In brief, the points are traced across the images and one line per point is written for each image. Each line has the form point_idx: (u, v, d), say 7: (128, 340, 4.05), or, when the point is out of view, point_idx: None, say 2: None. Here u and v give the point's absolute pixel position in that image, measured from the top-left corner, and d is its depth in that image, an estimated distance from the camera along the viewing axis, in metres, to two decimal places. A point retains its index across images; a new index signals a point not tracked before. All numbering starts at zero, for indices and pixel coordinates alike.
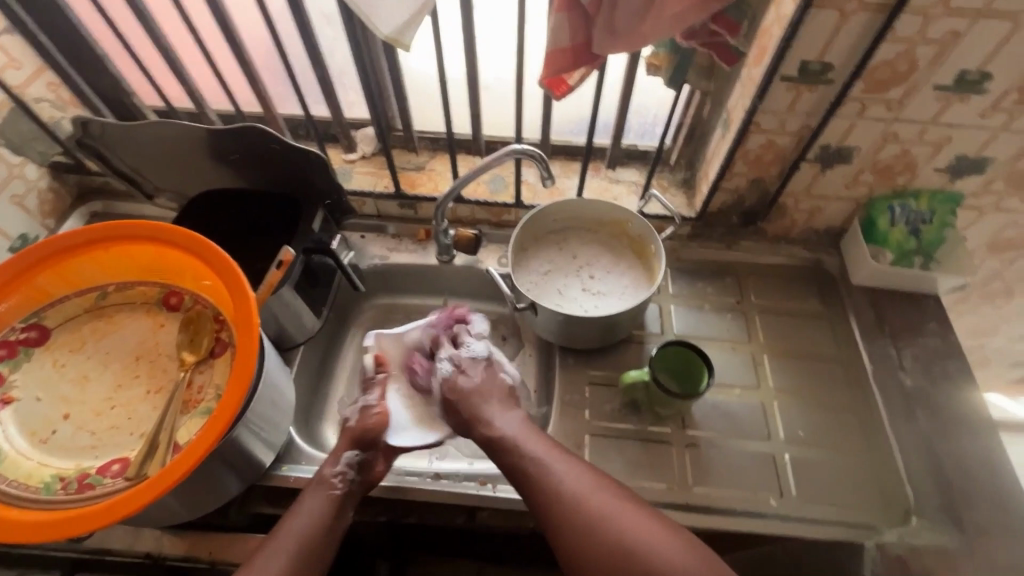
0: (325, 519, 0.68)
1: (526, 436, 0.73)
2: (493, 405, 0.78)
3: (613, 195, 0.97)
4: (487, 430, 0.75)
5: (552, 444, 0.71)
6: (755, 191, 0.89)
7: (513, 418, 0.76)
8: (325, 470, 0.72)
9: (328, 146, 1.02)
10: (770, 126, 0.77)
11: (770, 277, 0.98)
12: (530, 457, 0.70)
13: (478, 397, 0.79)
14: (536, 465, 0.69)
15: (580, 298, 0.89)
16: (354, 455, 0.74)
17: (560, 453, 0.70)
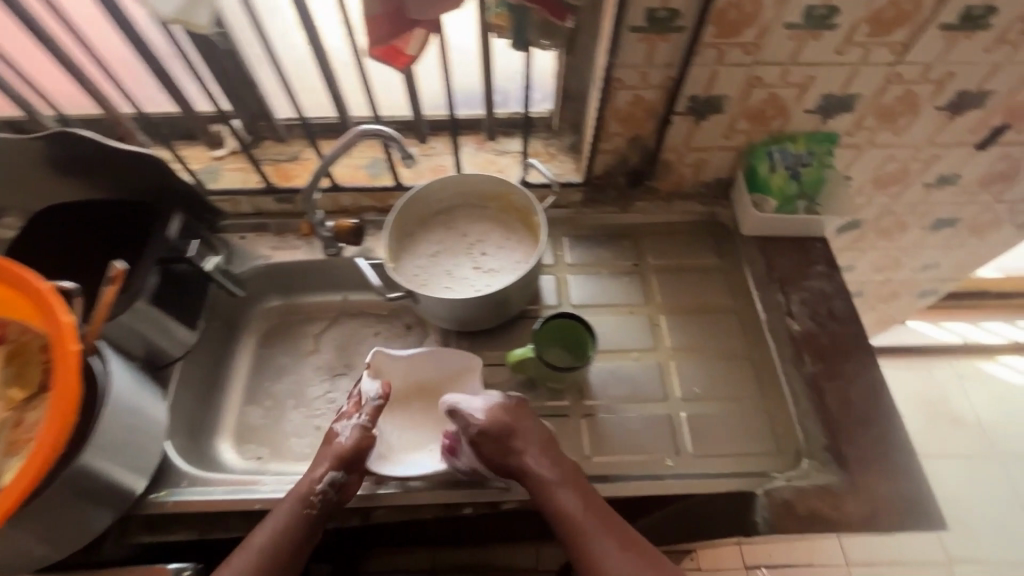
0: (297, 536, 0.66)
1: (569, 490, 0.67)
2: (541, 449, 0.70)
3: (499, 167, 0.94)
4: (531, 477, 0.68)
5: (593, 498, 0.67)
6: (636, 150, 0.87)
7: (560, 463, 0.69)
8: (305, 484, 0.68)
9: (190, 144, 0.94)
10: (632, 80, 0.74)
11: (666, 236, 0.96)
12: (574, 518, 0.65)
13: (529, 439, 0.70)
14: (573, 524, 0.65)
15: (471, 278, 0.84)
16: (338, 475, 0.69)
17: (596, 511, 0.66)
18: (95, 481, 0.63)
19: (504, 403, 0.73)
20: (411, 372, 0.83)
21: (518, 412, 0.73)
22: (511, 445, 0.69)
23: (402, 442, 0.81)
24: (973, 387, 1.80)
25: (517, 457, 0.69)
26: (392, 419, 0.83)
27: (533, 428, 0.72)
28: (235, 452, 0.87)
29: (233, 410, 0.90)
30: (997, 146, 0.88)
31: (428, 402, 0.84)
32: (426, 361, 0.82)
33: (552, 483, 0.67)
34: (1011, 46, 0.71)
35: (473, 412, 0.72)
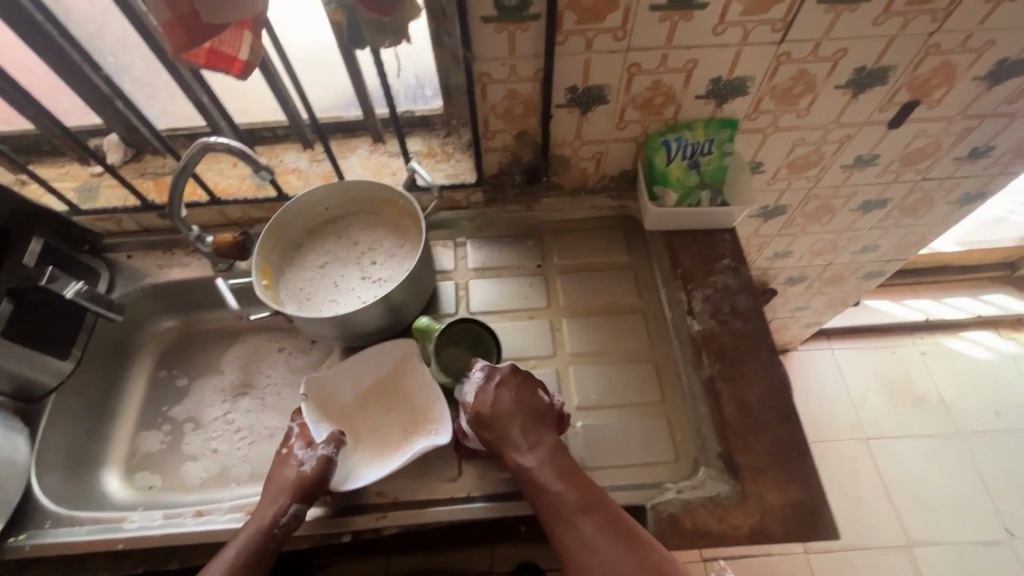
0: (259, 570, 0.65)
1: (549, 471, 0.65)
2: (522, 428, 0.68)
3: (392, 170, 0.89)
4: (518, 472, 0.66)
5: (578, 490, 0.63)
6: (527, 146, 0.82)
7: (541, 442, 0.67)
8: (269, 516, 0.66)
9: (68, 161, 0.90)
10: (501, 74, 0.70)
11: (575, 233, 0.92)
12: (555, 512, 0.63)
13: (510, 422, 0.68)
14: (552, 510, 0.63)
15: (358, 288, 0.81)
16: (302, 506, 0.67)
17: (576, 487, 0.64)
18: None
19: (489, 380, 0.70)
20: (355, 378, 0.79)
21: (503, 390, 0.69)
22: (493, 431, 0.68)
23: (374, 452, 0.75)
24: (938, 365, 1.76)
25: (501, 442, 0.67)
26: (356, 436, 0.77)
27: (515, 405, 0.69)
28: (124, 484, 0.83)
29: (122, 439, 0.86)
30: (909, 124, 0.83)
31: (388, 404, 0.79)
32: (366, 362, 0.79)
33: (529, 467, 0.65)
34: (900, 18, 0.66)
35: (473, 393, 0.70)
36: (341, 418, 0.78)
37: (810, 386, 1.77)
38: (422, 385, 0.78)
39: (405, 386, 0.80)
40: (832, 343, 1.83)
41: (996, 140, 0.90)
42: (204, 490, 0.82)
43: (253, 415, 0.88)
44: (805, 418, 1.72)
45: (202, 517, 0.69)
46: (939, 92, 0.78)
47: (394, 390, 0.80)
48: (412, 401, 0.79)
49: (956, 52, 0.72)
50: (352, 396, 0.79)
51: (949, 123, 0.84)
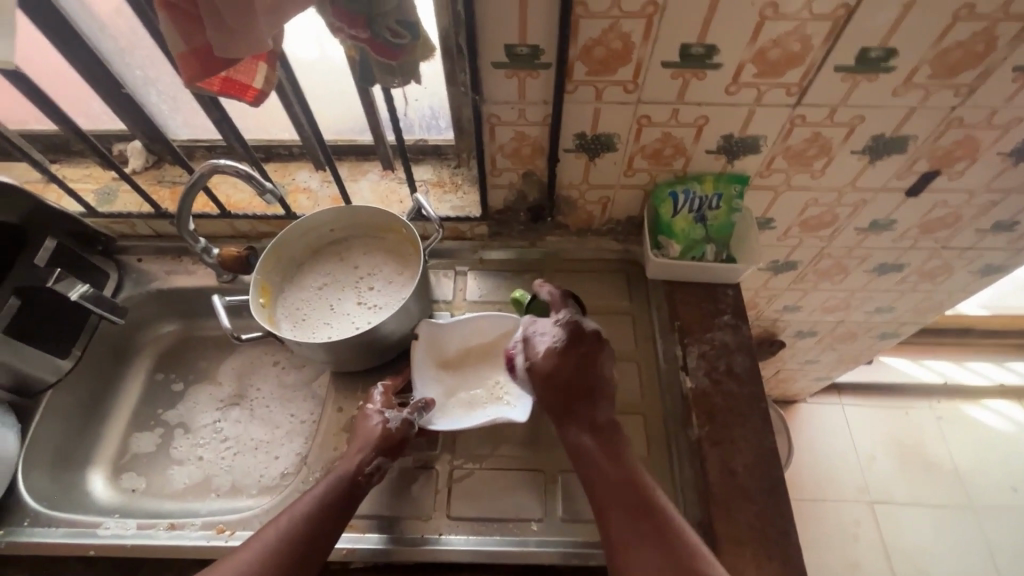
0: (335, 519, 0.65)
1: (605, 449, 0.67)
2: (589, 402, 0.69)
3: (399, 197, 0.90)
4: (572, 442, 0.69)
5: (633, 469, 0.66)
6: (534, 186, 0.82)
7: (605, 423, 0.69)
8: (356, 463, 0.68)
9: (92, 163, 0.93)
10: (510, 117, 0.70)
11: (577, 274, 0.91)
12: (606, 484, 0.65)
13: (569, 378, 0.70)
14: (602, 481, 0.65)
15: (352, 313, 0.82)
16: (385, 461, 0.69)
17: (625, 472, 0.65)
18: None
19: (574, 341, 0.70)
20: (466, 337, 0.82)
21: (585, 357, 0.70)
22: (561, 396, 0.70)
23: (456, 403, 0.78)
24: (953, 432, 1.69)
25: (564, 411, 0.70)
26: (445, 385, 0.79)
27: (590, 375, 0.70)
28: (108, 482, 0.84)
29: (113, 437, 0.88)
30: (928, 193, 0.81)
31: (485, 372, 0.81)
32: (476, 324, 0.81)
33: (588, 445, 0.67)
34: (922, 90, 0.65)
35: (545, 338, 0.72)
36: (439, 365, 0.81)
37: (816, 442, 1.72)
38: None
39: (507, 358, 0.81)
40: (843, 399, 1.77)
41: (1021, 216, 0.87)
42: (185, 498, 0.83)
43: (241, 426, 0.89)
44: (807, 475, 1.66)
45: (175, 531, 0.70)
46: (961, 164, 0.76)
47: (490, 356, 0.82)
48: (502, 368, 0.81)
49: (980, 128, 0.70)
50: (455, 349, 0.82)
51: (971, 195, 0.82)
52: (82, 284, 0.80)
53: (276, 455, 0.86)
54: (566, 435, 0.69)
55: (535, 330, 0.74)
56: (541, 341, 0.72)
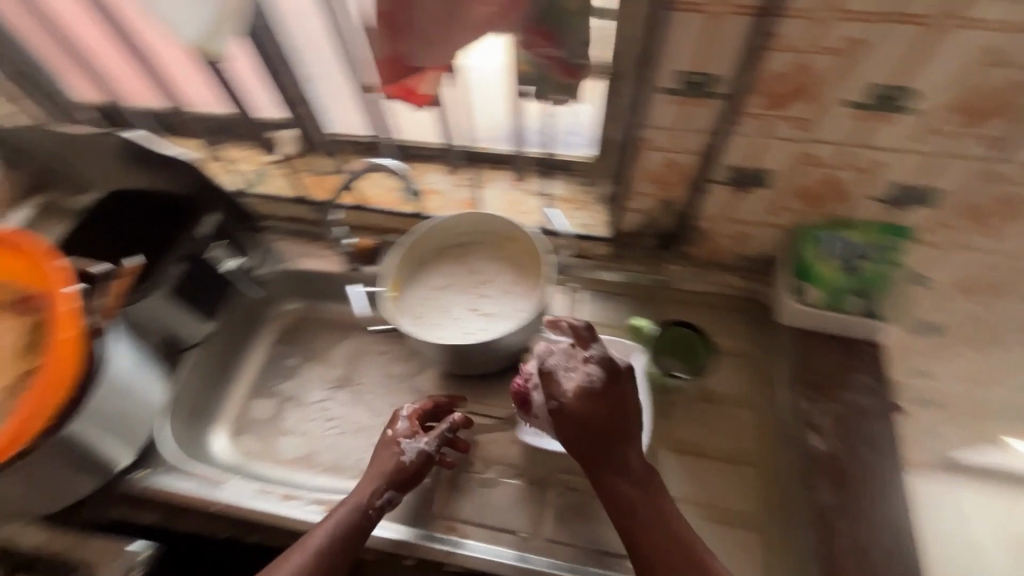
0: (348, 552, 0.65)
1: (645, 499, 0.64)
2: (627, 447, 0.64)
3: (525, 208, 0.91)
4: (607, 490, 0.64)
5: (676, 525, 0.62)
6: (668, 213, 0.79)
7: (639, 467, 0.65)
8: (365, 497, 0.68)
9: (247, 146, 1.00)
10: (664, 143, 0.68)
11: (696, 307, 0.87)
12: (648, 538, 0.62)
13: (600, 422, 0.63)
14: (644, 536, 0.62)
15: (463, 318, 0.82)
16: (395, 494, 0.70)
17: (667, 528, 0.62)
18: (80, 449, 0.68)
19: (609, 381, 0.63)
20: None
21: (620, 399, 0.64)
22: (596, 443, 0.63)
23: None
24: None
25: (601, 457, 0.64)
26: None
27: (622, 419, 0.64)
28: (228, 442, 0.91)
29: (236, 400, 0.95)
30: None
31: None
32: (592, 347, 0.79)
33: (627, 493, 0.63)
34: None
35: (571, 377, 0.64)
36: None
37: None
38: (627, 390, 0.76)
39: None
40: None
41: None
42: (294, 468, 0.88)
43: (347, 408, 0.93)
44: None
45: (290, 502, 0.74)
46: None
47: None
48: None
49: None
50: None
51: None
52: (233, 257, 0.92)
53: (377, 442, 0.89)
54: (602, 484, 0.65)
55: (558, 364, 0.65)
56: (570, 379, 0.63)
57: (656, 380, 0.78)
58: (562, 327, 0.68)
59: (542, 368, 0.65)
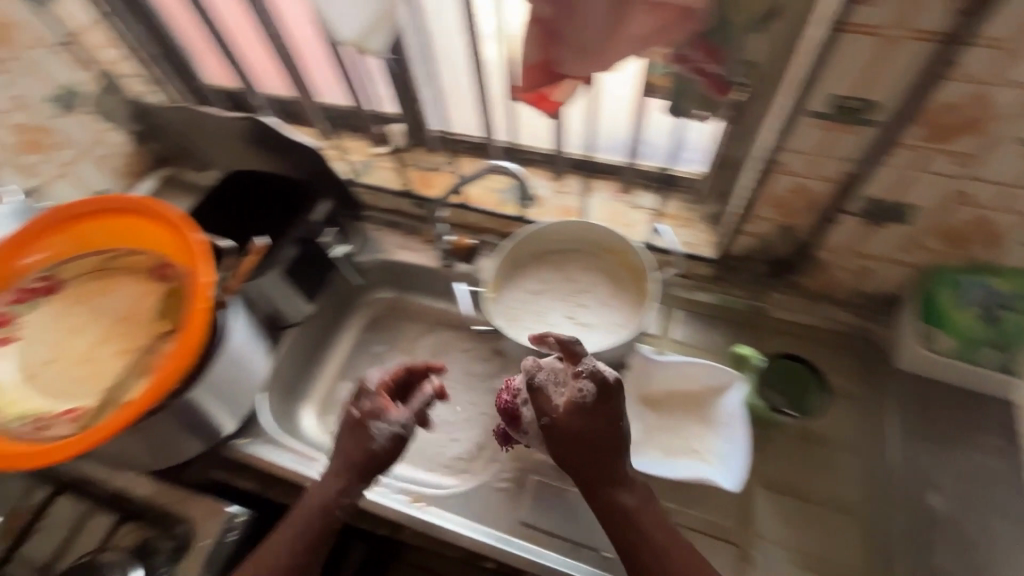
0: (317, 547, 0.63)
1: (646, 510, 0.61)
2: (621, 460, 0.61)
3: (628, 221, 0.89)
4: (601, 506, 0.61)
5: (672, 535, 0.61)
6: (785, 239, 0.76)
7: (630, 475, 0.63)
8: (330, 493, 0.65)
9: (357, 137, 1.04)
10: (799, 167, 0.65)
11: (798, 339, 0.83)
12: (645, 551, 0.59)
13: (586, 440, 0.60)
14: (642, 550, 0.59)
15: (560, 325, 0.82)
16: (360, 481, 0.65)
17: (663, 535, 0.60)
18: (195, 413, 0.73)
19: (599, 397, 0.60)
20: (672, 380, 0.78)
21: (612, 415, 0.60)
22: (590, 460, 0.60)
23: (653, 442, 0.76)
24: None
25: (595, 474, 0.61)
26: (648, 420, 0.78)
27: (615, 435, 0.61)
28: (315, 420, 0.94)
29: (323, 381, 0.98)
30: None
31: (686, 421, 0.77)
32: (690, 369, 0.77)
33: (625, 503, 0.61)
34: None
35: (555, 395, 0.62)
36: (644, 400, 0.79)
37: None
38: (724, 419, 0.74)
39: (713, 414, 0.75)
40: None
41: None
42: None
43: None
44: None
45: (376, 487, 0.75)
46: None
47: (700, 408, 0.77)
48: (708, 425, 0.75)
49: None
50: (663, 390, 0.79)
51: None
52: (340, 244, 0.96)
53: (455, 437, 0.90)
54: (597, 501, 0.62)
55: (546, 380, 0.63)
56: (558, 396, 0.62)
57: (761, 413, 0.75)
58: (550, 343, 0.69)
59: (529, 383, 0.63)
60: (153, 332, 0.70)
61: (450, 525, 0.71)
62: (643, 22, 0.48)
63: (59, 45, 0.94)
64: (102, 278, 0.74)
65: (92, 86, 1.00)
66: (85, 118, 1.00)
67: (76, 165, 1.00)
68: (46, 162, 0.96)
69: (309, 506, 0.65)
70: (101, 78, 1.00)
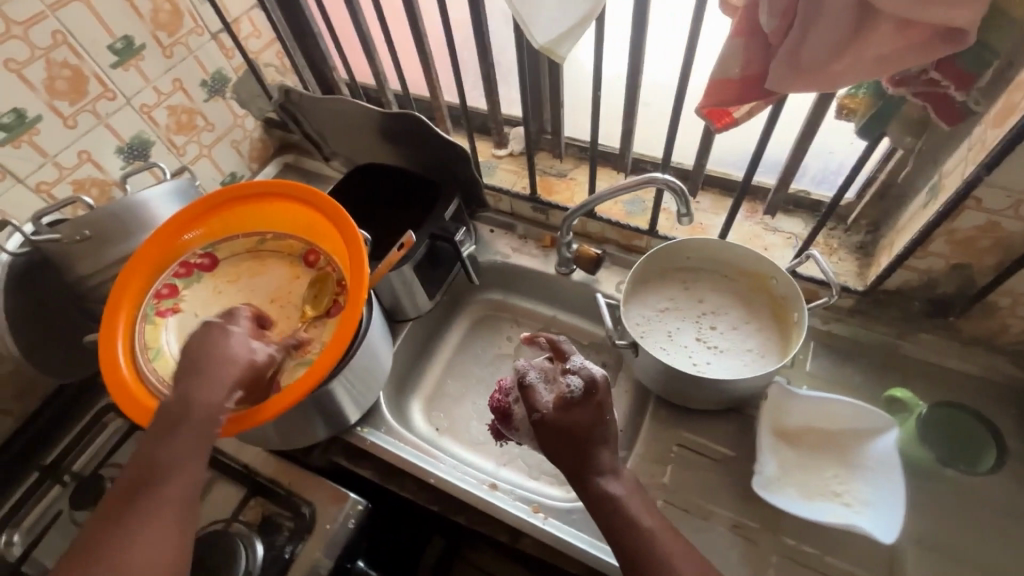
0: (195, 464, 0.55)
1: (635, 501, 0.57)
2: (605, 452, 0.58)
3: (764, 244, 0.85)
4: (590, 499, 0.57)
5: (664, 525, 0.56)
6: (954, 278, 0.71)
7: (619, 465, 0.60)
8: (212, 402, 0.56)
9: (480, 138, 1.05)
10: (995, 205, 0.60)
11: (950, 387, 0.76)
12: (638, 542, 0.54)
13: (575, 436, 0.58)
14: (632, 540, 0.54)
15: (689, 346, 0.80)
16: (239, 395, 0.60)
17: (660, 524, 0.56)
18: (331, 400, 0.75)
19: (586, 393, 0.59)
20: (809, 416, 0.74)
21: (602, 410, 0.59)
22: (569, 452, 0.58)
23: (792, 480, 0.71)
24: None
25: (576, 464, 0.58)
26: (785, 456, 0.73)
27: (604, 430, 0.59)
28: (421, 414, 0.95)
29: (432, 376, 0.99)
30: None
31: (822, 461, 0.72)
32: (836, 406, 0.72)
33: (615, 493, 0.57)
34: None
35: (544, 398, 0.62)
36: (782, 434, 0.75)
37: None
38: (872, 465, 0.69)
39: (857, 457, 0.71)
40: None
41: None
42: (481, 454, 0.90)
43: None
44: None
45: (495, 492, 0.75)
46: None
47: (841, 449, 0.73)
48: (851, 469, 0.71)
49: None
50: (799, 423, 0.75)
51: None
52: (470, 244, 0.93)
53: None
54: (581, 492, 0.58)
55: (534, 378, 0.65)
56: (543, 394, 0.63)
57: (926, 464, 0.71)
58: (540, 343, 0.71)
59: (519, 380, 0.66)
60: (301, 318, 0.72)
61: (573, 540, 0.70)
62: (885, 42, 0.45)
63: (216, 33, 0.97)
64: (253, 260, 0.78)
65: (235, 74, 1.03)
66: (226, 103, 1.04)
67: (215, 147, 1.05)
68: (191, 144, 1.01)
69: (177, 404, 0.56)
70: (243, 66, 1.04)
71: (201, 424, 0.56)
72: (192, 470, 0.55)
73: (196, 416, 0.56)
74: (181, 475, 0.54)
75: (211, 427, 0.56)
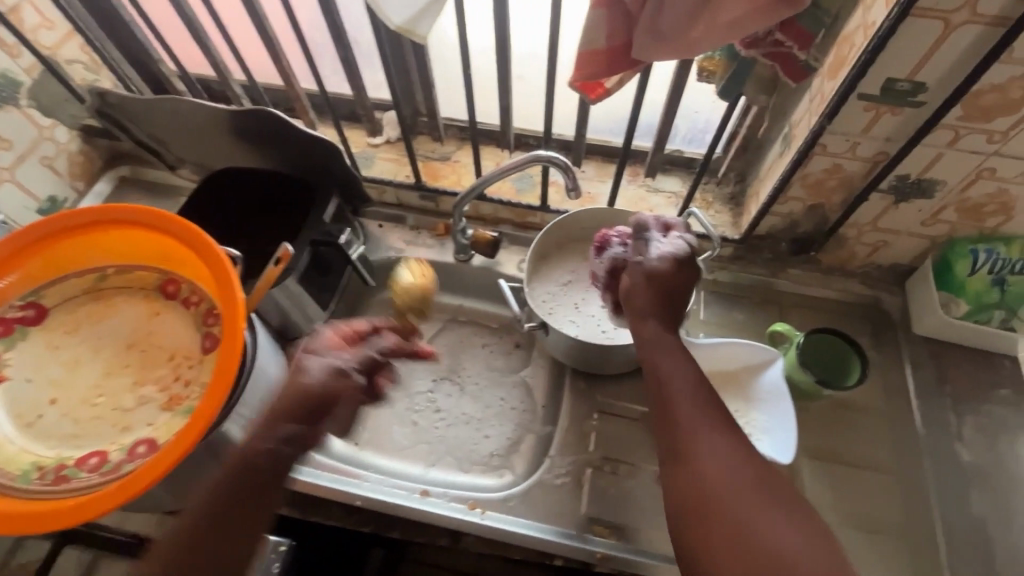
0: (241, 509, 0.51)
1: (681, 359, 0.57)
2: (680, 311, 0.62)
3: (650, 206, 0.88)
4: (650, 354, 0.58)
5: (705, 385, 0.56)
6: (811, 217, 0.78)
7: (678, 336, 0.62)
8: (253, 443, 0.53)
9: (351, 127, 0.97)
10: (837, 149, 0.67)
11: (816, 313, 0.86)
12: (677, 392, 0.55)
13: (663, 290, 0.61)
14: (674, 383, 0.55)
15: (597, 316, 0.81)
16: (296, 427, 0.54)
17: (696, 381, 0.55)
18: (226, 445, 0.66)
19: (686, 262, 0.62)
20: (709, 362, 0.79)
21: (688, 281, 0.62)
22: (652, 301, 0.61)
23: None
24: None
25: (657, 312, 0.60)
26: None
27: (684, 298, 0.61)
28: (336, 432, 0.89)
29: None
30: None
31: (725, 398, 0.78)
32: (731, 349, 0.77)
33: (670, 347, 0.58)
34: None
35: (656, 248, 0.63)
36: None
37: None
38: (766, 396, 0.76)
39: (753, 392, 0.77)
40: None
41: None
42: (406, 459, 0.86)
43: (453, 399, 0.90)
44: None
45: (428, 498, 0.73)
46: None
47: (740, 388, 0.78)
48: (751, 404, 0.77)
49: None
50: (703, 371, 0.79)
51: None
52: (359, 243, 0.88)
53: (485, 434, 0.87)
54: (651, 331, 0.59)
55: (653, 231, 0.65)
56: (662, 245, 0.63)
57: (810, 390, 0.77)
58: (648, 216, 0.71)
59: (638, 231, 0.65)
60: (167, 362, 0.64)
61: (512, 528, 0.71)
62: (733, 8, 0.46)
63: None
64: (97, 301, 0.66)
65: (28, 76, 0.84)
66: (22, 113, 0.85)
67: (21, 165, 0.86)
68: None
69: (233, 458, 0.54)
70: (37, 65, 0.85)
71: (278, 463, 0.54)
72: (260, 516, 0.52)
73: (252, 465, 0.53)
74: (249, 523, 0.51)
75: (264, 473, 0.53)
